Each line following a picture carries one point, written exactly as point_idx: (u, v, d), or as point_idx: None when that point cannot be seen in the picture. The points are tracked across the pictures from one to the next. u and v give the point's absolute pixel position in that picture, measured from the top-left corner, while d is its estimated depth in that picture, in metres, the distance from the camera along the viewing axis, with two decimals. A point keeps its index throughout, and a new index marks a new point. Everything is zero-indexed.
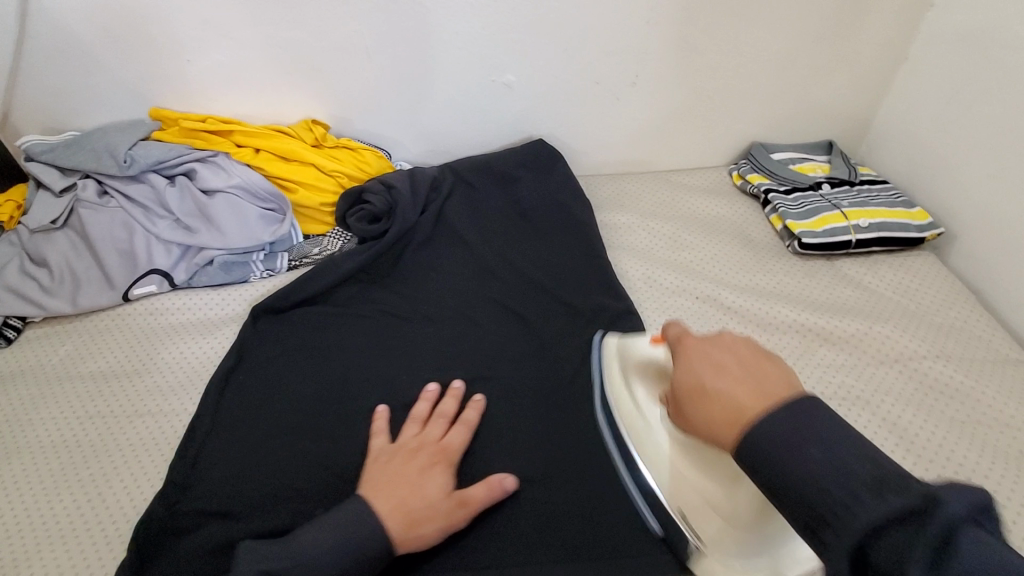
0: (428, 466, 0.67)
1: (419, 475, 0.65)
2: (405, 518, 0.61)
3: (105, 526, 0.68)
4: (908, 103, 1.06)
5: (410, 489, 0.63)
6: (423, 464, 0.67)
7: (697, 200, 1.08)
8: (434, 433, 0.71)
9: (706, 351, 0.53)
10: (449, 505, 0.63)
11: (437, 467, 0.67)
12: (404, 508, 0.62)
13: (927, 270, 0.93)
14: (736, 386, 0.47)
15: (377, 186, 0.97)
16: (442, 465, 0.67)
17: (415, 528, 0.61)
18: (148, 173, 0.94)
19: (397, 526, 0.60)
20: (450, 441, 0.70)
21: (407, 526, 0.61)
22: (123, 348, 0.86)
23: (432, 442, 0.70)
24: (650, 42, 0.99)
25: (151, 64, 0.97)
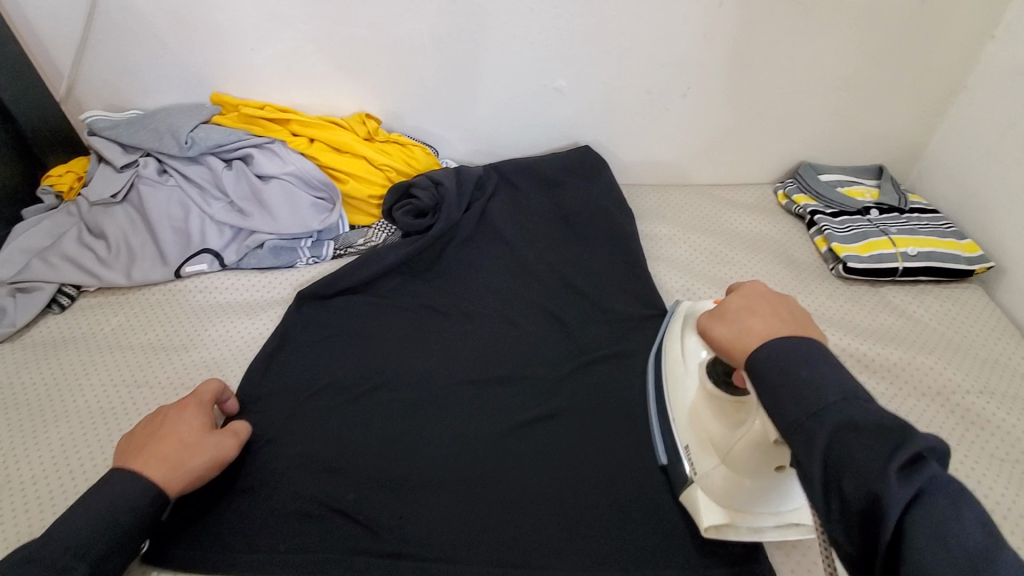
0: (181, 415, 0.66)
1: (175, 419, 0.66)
2: (164, 462, 0.61)
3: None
4: (962, 133, 1.04)
5: (172, 437, 0.63)
6: (169, 412, 0.66)
7: (739, 216, 1.07)
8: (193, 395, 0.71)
9: (747, 294, 0.55)
10: (202, 443, 0.64)
11: (185, 410, 0.67)
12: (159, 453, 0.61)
13: (974, 304, 0.91)
14: (757, 322, 0.51)
15: (425, 182, 0.98)
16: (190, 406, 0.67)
17: (167, 468, 0.61)
18: (207, 156, 0.97)
19: (157, 469, 0.60)
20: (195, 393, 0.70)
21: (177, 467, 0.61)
22: (173, 323, 0.89)
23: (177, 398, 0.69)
24: (703, 55, 0.99)
25: (214, 49, 1.00)
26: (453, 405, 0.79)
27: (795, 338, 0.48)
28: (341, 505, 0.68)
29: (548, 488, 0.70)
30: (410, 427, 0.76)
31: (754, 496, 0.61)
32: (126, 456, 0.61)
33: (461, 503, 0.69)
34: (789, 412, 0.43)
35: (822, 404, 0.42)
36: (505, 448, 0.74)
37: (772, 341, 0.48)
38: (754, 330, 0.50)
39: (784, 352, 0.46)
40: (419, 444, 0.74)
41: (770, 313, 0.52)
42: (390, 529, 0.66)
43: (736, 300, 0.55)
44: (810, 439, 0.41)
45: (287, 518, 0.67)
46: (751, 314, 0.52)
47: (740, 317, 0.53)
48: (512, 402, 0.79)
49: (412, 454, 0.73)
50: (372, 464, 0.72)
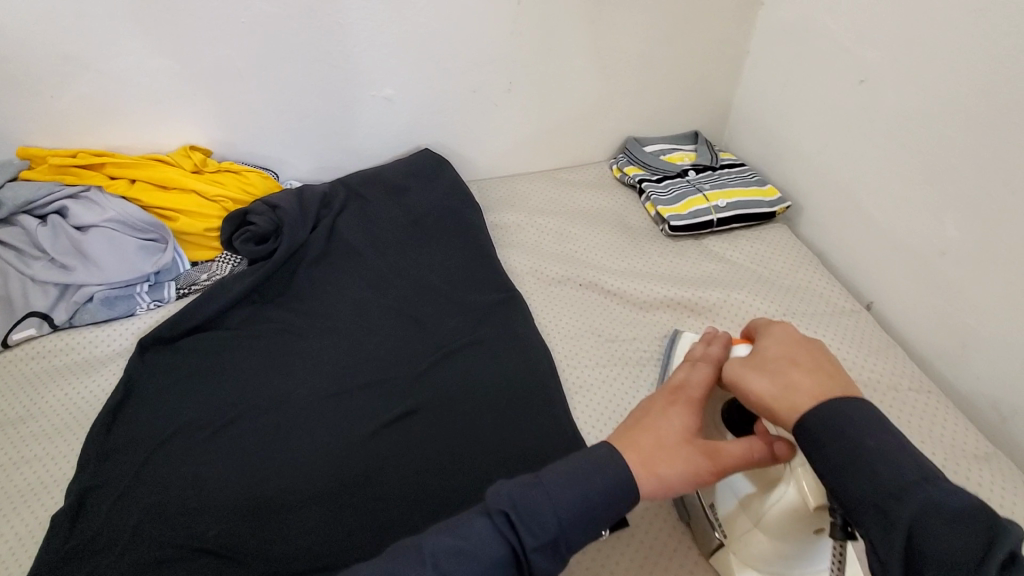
0: (666, 404, 0.56)
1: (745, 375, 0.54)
2: (658, 448, 0.51)
3: None
4: (754, 93, 1.18)
5: (681, 411, 0.55)
6: (659, 403, 0.56)
7: (581, 194, 1.15)
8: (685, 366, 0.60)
9: (782, 345, 0.55)
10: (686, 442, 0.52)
11: (673, 407, 0.55)
12: (652, 437, 0.52)
13: (778, 241, 1.04)
14: (802, 380, 0.50)
15: (262, 207, 0.97)
16: (692, 370, 0.59)
17: (659, 460, 0.51)
18: (19, 215, 0.91)
19: (662, 457, 0.51)
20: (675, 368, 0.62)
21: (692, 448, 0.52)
22: (2, 397, 0.82)
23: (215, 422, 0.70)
24: (516, 49, 1.05)
25: (6, 100, 0.93)
26: (315, 421, 0.79)
27: (850, 400, 0.47)
28: (202, 544, 0.67)
29: (412, 482, 0.73)
30: (271, 451, 0.76)
31: (784, 559, 0.59)
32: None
33: (328, 513, 0.70)
34: (865, 492, 0.43)
35: (904, 486, 0.42)
36: (368, 452, 0.76)
37: (826, 403, 0.47)
38: (798, 388, 0.50)
39: (835, 420, 0.46)
40: (281, 466, 0.74)
41: (804, 368, 0.51)
42: (257, 554, 0.66)
43: (773, 354, 0.54)
44: (888, 521, 0.41)
45: (144, 570, 0.65)
46: (791, 369, 0.52)
47: (783, 370, 0.52)
48: (375, 407, 0.81)
49: (276, 476, 0.73)
50: (234, 495, 0.71)
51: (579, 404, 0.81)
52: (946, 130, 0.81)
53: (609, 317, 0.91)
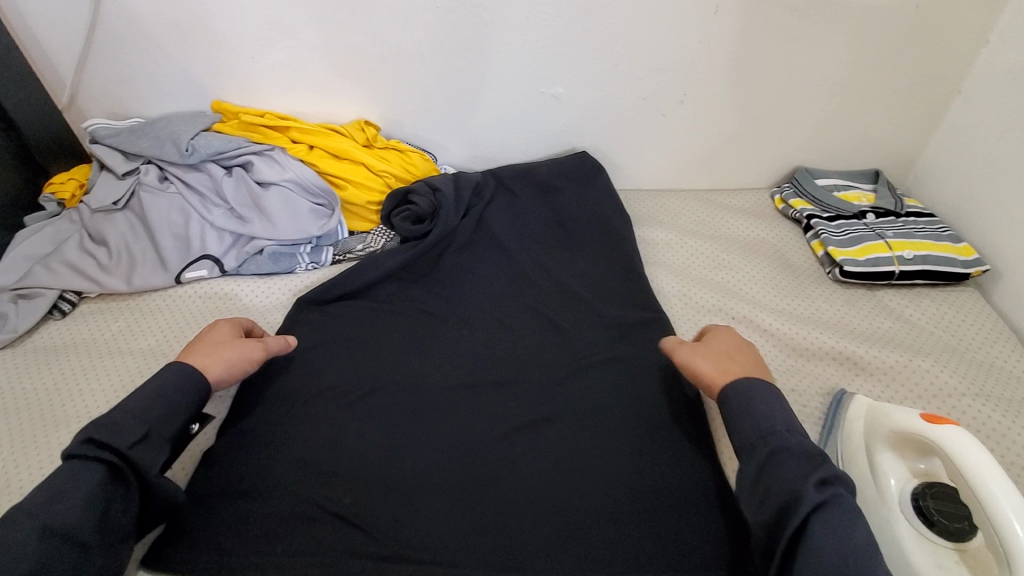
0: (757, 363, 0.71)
1: (758, 360, 0.73)
2: (749, 363, 0.69)
3: None
4: (958, 138, 1.05)
5: (748, 351, 0.73)
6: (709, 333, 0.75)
7: (736, 221, 1.08)
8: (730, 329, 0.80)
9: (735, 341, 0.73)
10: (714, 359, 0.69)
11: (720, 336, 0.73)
12: (740, 354, 0.71)
13: (969, 307, 0.91)
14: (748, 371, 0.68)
15: (423, 188, 0.99)
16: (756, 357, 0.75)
17: (728, 363, 0.69)
18: (207, 163, 0.98)
19: (745, 363, 0.68)
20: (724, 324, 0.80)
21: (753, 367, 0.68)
22: (173, 327, 0.89)
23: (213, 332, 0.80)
24: (698, 61, 1.00)
25: (216, 58, 1.01)
26: (449, 412, 0.78)
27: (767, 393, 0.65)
28: (337, 509, 0.68)
29: (544, 498, 0.70)
30: (407, 430, 0.76)
31: None
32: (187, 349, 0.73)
33: (456, 505, 0.69)
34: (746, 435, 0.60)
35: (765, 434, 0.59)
36: (500, 453, 0.74)
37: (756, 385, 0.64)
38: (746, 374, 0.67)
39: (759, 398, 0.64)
40: (416, 448, 0.74)
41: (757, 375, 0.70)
42: (386, 532, 0.66)
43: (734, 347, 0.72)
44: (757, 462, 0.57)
45: (282, 520, 0.67)
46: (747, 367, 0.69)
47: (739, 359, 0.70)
48: (509, 407, 0.79)
49: (410, 457, 0.73)
50: (370, 470, 0.72)
51: None
52: None
53: (763, 359, 0.83)
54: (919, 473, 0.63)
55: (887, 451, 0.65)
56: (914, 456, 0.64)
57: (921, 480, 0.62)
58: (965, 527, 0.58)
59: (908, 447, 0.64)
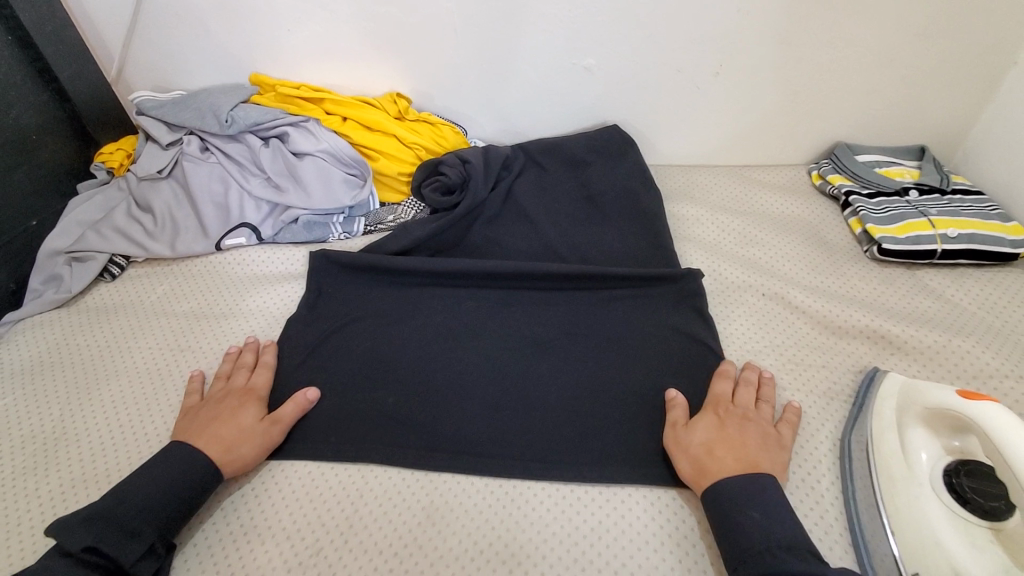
0: (734, 450, 0.64)
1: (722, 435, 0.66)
2: (741, 455, 0.63)
3: None
4: (1014, 114, 0.99)
5: (752, 435, 0.66)
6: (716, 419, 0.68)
7: (769, 197, 1.05)
8: (728, 389, 0.73)
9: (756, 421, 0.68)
10: (722, 440, 0.65)
11: (715, 422, 0.68)
12: (736, 445, 0.65)
13: (1019, 289, 0.87)
14: (728, 451, 0.64)
15: (453, 160, 1.00)
16: (754, 427, 0.67)
17: (711, 462, 0.63)
18: (246, 134, 1.01)
19: (736, 460, 0.63)
20: (724, 391, 0.73)
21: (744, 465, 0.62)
22: (214, 292, 0.93)
23: (237, 387, 0.75)
24: (736, 31, 0.97)
25: (254, 31, 1.03)
26: (481, 357, 0.81)
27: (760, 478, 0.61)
28: (385, 409, 0.75)
29: (572, 437, 0.73)
30: (442, 349, 0.82)
31: None
32: (188, 433, 0.68)
33: (490, 410, 0.75)
34: None
35: None
36: (529, 367, 0.80)
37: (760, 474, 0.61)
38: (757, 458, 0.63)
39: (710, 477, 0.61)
40: (454, 360, 0.81)
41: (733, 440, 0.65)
42: (428, 427, 0.74)
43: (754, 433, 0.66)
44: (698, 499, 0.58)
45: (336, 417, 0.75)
46: (744, 456, 0.63)
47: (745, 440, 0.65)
48: (535, 329, 0.85)
49: (446, 369, 0.80)
50: (405, 405, 0.76)
51: None
52: None
53: (793, 335, 0.82)
54: (953, 450, 0.61)
55: (918, 426, 0.64)
56: (949, 434, 0.62)
57: (955, 458, 0.61)
58: (1002, 507, 0.56)
59: (942, 424, 0.62)
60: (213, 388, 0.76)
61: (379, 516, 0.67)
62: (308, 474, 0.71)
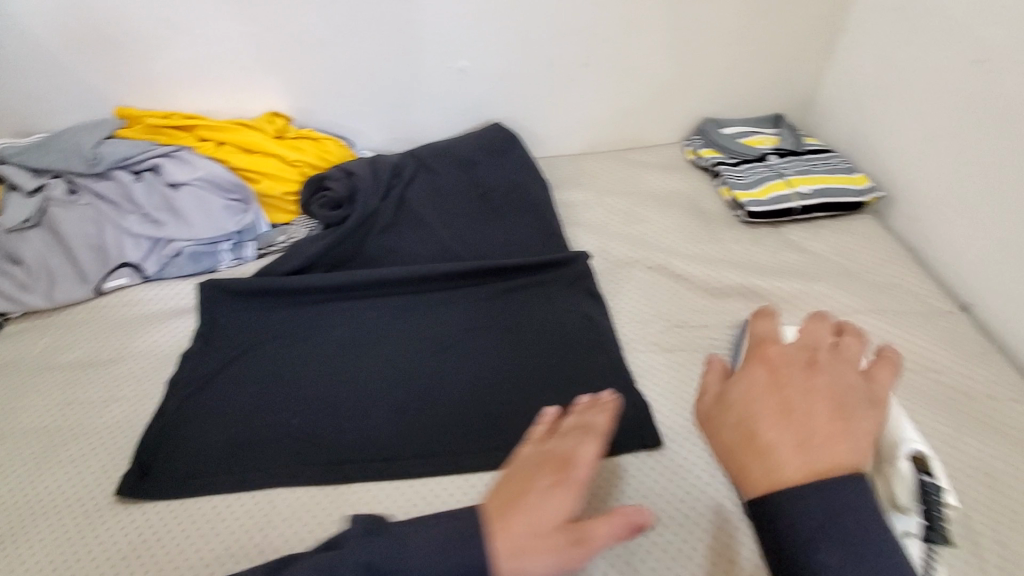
0: (551, 480, 0.51)
1: (752, 404, 0.47)
2: (800, 448, 0.44)
3: (76, 509, 0.69)
4: (847, 78, 1.11)
5: (826, 394, 0.47)
6: (799, 375, 0.48)
7: (650, 176, 1.12)
8: (573, 416, 0.60)
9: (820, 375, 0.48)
10: (833, 421, 0.45)
11: (824, 376, 0.48)
12: (799, 424, 0.45)
13: (867, 233, 0.97)
14: (787, 444, 0.44)
15: (337, 174, 1.01)
16: (581, 443, 0.54)
17: (762, 462, 0.44)
18: (116, 170, 0.97)
19: (790, 458, 0.43)
20: (554, 430, 0.58)
21: (812, 465, 0.43)
22: (100, 337, 0.88)
23: (559, 456, 0.54)
24: (595, 23, 1.02)
25: (113, 63, 0.99)
26: (385, 365, 0.82)
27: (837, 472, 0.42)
28: (290, 430, 0.75)
29: (478, 426, 0.75)
30: (345, 362, 0.83)
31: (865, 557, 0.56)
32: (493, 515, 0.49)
33: (397, 415, 0.76)
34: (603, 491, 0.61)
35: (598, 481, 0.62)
36: (433, 367, 0.82)
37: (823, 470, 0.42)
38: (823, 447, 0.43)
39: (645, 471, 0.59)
40: (357, 372, 0.81)
41: (803, 419, 0.45)
42: (335, 442, 0.74)
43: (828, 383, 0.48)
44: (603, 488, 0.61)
45: (239, 446, 0.74)
46: (801, 443, 0.44)
47: (794, 418, 0.45)
48: (437, 330, 0.86)
49: (349, 382, 0.80)
50: (310, 423, 0.76)
51: (648, 385, 0.79)
52: None
53: (676, 302, 0.88)
54: None
55: None
56: None
57: None
58: None
59: None
60: (525, 454, 0.55)
61: (291, 537, 0.66)
62: (213, 506, 0.69)
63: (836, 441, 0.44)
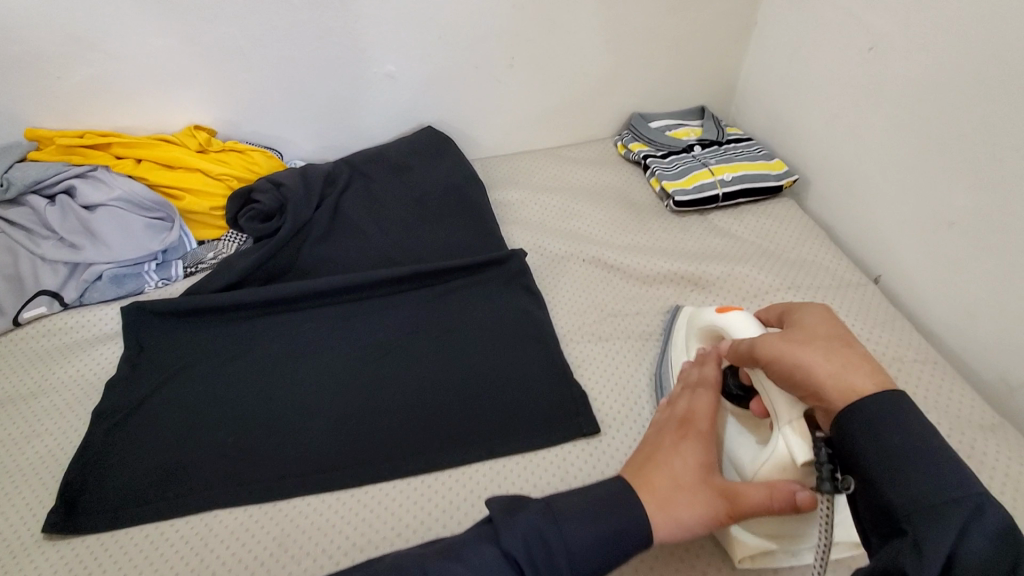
0: (678, 437, 0.62)
1: (793, 348, 0.57)
2: (849, 368, 0.54)
3: None
4: (760, 69, 1.17)
5: (843, 339, 0.58)
6: (826, 332, 0.59)
7: (583, 172, 1.14)
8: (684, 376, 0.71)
9: (823, 324, 0.60)
10: (867, 356, 0.55)
11: (829, 327, 0.60)
12: (855, 363, 0.54)
13: (786, 215, 1.02)
14: (852, 373, 0.53)
15: (265, 185, 0.98)
16: (695, 399, 0.66)
17: (849, 392, 0.52)
18: (28, 195, 0.92)
19: (858, 372, 0.53)
20: (674, 396, 0.70)
21: (869, 383, 0.52)
22: (17, 372, 0.83)
23: (676, 421, 0.65)
24: (518, 24, 1.04)
25: (14, 81, 0.93)
26: (325, 375, 0.81)
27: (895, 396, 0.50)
28: (227, 449, 0.73)
29: (421, 430, 0.75)
30: (282, 376, 0.81)
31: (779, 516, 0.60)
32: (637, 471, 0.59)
33: (338, 425, 0.76)
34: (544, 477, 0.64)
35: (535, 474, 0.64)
36: (373, 374, 0.81)
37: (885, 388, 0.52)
38: (872, 372, 0.53)
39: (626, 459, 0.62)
40: (295, 384, 0.80)
41: (850, 355, 0.55)
42: (274, 457, 0.73)
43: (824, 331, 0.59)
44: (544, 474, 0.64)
45: (172, 471, 0.71)
46: (860, 370, 0.54)
47: (838, 353, 0.56)
48: (377, 336, 0.86)
49: (286, 395, 0.79)
50: (248, 441, 0.74)
51: (585, 376, 0.81)
52: (961, 101, 0.79)
53: (609, 292, 0.91)
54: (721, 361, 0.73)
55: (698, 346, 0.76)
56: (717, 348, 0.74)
57: None
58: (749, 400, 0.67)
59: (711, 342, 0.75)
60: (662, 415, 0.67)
61: (231, 558, 0.65)
62: (145, 535, 0.67)
63: (874, 367, 0.54)
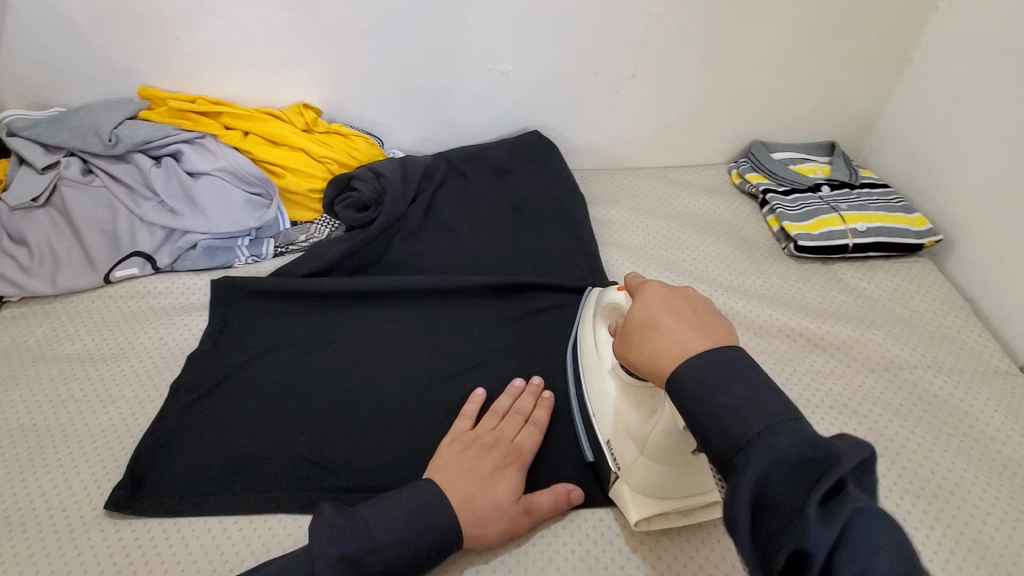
0: (502, 463, 0.64)
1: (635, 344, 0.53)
2: (680, 351, 0.49)
3: (64, 521, 0.64)
4: (908, 109, 1.05)
5: (666, 318, 0.52)
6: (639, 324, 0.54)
7: (692, 198, 1.06)
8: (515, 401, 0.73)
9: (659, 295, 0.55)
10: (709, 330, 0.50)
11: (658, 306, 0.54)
12: (676, 349, 0.49)
13: (923, 278, 0.91)
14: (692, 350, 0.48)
15: (366, 174, 0.94)
16: (522, 430, 0.69)
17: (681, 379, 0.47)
18: (134, 153, 0.92)
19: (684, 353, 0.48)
20: None
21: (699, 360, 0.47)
22: (104, 330, 0.83)
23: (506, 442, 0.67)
24: (650, 34, 0.97)
25: (138, 40, 0.94)
26: (401, 382, 0.77)
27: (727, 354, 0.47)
28: (296, 448, 0.70)
29: None
30: (358, 376, 0.77)
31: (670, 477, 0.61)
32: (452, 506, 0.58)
33: (410, 439, 0.71)
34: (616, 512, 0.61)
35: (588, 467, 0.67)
36: (453, 389, 0.76)
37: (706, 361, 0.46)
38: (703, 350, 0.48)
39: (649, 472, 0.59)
40: (370, 388, 0.76)
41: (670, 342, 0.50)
42: (343, 465, 0.69)
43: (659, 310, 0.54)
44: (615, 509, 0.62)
45: (240, 461, 0.69)
46: (670, 359, 0.49)
47: (665, 335, 0.51)
48: (459, 348, 0.81)
49: (361, 398, 0.75)
50: (317, 442, 0.71)
51: None
52: None
53: None
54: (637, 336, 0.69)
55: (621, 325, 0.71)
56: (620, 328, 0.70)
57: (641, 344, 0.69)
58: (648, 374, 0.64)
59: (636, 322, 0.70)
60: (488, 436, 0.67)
61: None
62: (208, 528, 0.65)
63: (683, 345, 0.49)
